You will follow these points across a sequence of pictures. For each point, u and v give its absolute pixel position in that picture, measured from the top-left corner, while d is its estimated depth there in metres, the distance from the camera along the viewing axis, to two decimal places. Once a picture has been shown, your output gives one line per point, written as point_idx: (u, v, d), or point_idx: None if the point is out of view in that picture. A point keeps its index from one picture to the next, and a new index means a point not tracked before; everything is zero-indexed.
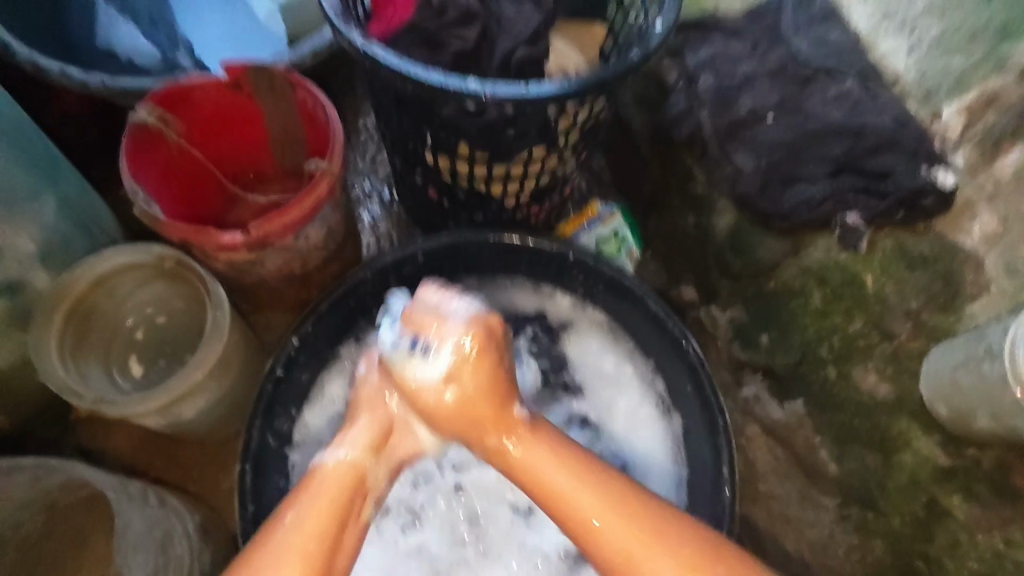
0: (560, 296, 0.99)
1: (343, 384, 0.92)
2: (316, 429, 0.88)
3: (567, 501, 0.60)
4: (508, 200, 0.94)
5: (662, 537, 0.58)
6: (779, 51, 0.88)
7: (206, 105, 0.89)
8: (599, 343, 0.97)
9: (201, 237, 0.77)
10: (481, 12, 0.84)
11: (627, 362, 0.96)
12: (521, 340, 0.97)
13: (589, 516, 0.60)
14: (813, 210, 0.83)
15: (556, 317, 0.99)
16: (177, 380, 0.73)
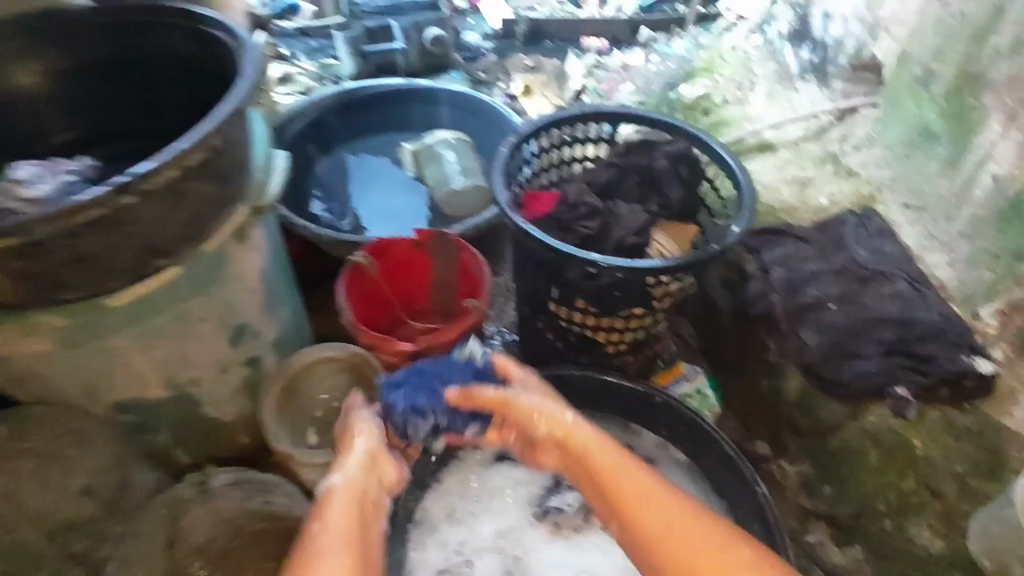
0: (646, 434, 1.16)
1: (456, 479, 1.11)
2: (433, 514, 1.08)
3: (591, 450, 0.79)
4: (610, 347, 1.17)
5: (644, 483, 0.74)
6: (842, 256, 1.12)
7: (396, 256, 1.23)
8: (679, 480, 1.12)
9: (383, 343, 1.06)
10: (603, 210, 1.16)
11: (702, 500, 1.09)
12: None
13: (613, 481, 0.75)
14: (868, 381, 0.99)
15: (642, 453, 1.15)
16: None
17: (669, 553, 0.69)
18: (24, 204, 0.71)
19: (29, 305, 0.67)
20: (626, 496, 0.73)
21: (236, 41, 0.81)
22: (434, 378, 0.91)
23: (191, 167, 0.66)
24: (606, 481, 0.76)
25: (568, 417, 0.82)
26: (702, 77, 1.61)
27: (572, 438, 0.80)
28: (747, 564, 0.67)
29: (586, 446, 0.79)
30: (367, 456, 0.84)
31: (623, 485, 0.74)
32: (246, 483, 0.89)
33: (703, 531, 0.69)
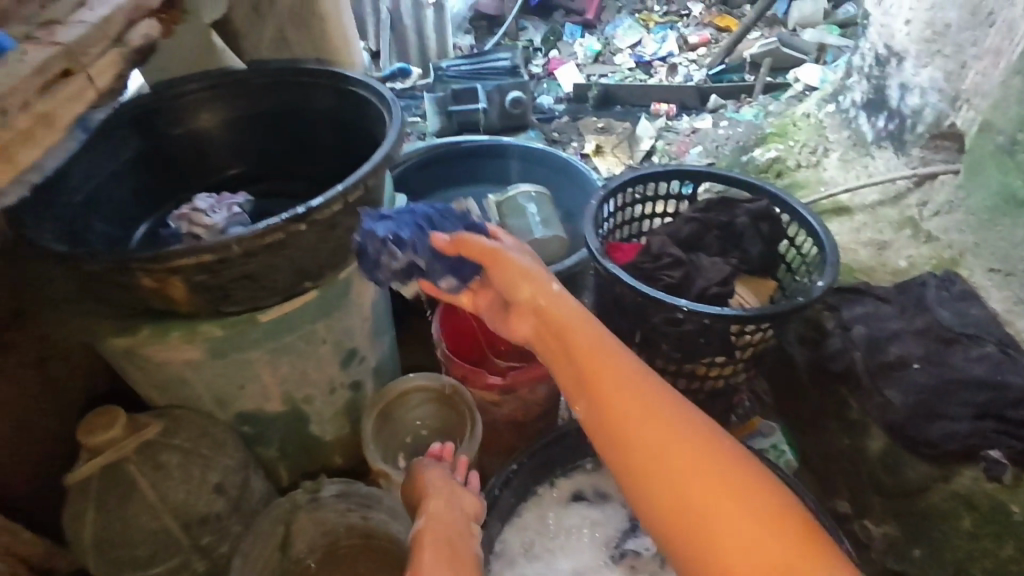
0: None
1: (534, 515, 1.14)
2: (512, 547, 1.10)
3: (569, 327, 0.66)
4: (689, 395, 1.20)
5: (621, 377, 0.61)
6: (924, 317, 1.13)
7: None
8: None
9: (477, 375, 1.13)
10: (686, 261, 1.21)
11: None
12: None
13: (588, 363, 0.63)
14: (958, 441, 0.99)
15: None
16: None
17: (645, 441, 0.58)
18: (207, 232, 0.85)
19: (202, 313, 0.79)
20: (605, 375, 0.62)
21: (383, 102, 0.93)
22: (421, 217, 0.81)
23: (349, 202, 0.77)
24: (583, 360, 0.64)
25: (554, 288, 0.68)
26: (775, 142, 1.67)
27: (556, 310, 0.67)
28: (739, 469, 0.56)
29: (567, 321, 0.66)
30: (448, 488, 0.86)
31: (605, 366, 0.62)
32: (350, 496, 0.94)
33: (686, 430, 0.58)
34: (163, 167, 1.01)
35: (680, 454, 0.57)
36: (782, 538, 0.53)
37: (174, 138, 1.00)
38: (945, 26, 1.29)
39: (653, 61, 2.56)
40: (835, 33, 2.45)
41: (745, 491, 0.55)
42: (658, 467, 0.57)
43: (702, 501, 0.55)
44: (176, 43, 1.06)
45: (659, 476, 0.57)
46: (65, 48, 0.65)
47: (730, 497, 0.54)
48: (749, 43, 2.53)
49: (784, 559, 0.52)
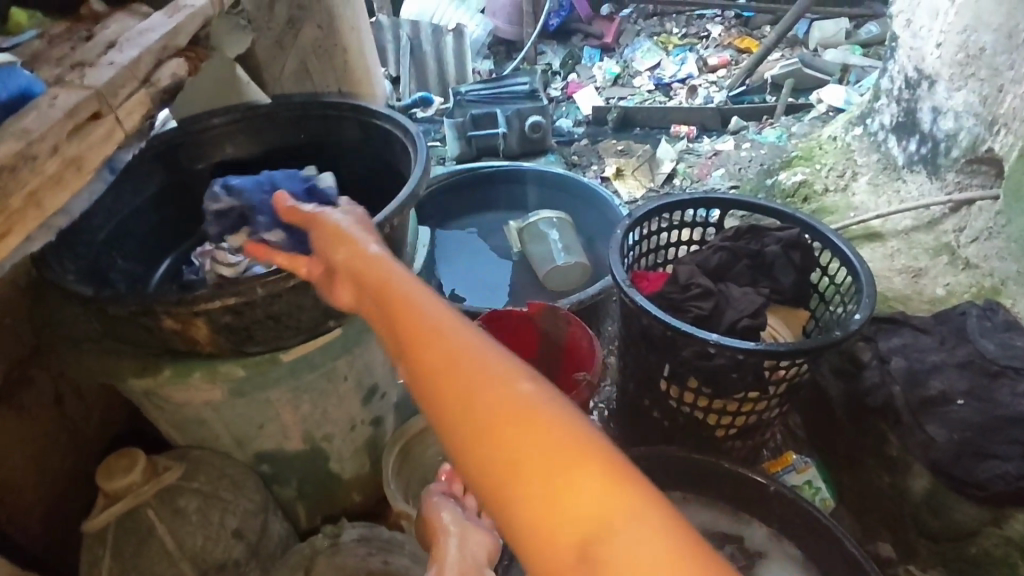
0: (756, 525, 1.12)
1: None
2: None
3: (383, 275, 0.57)
4: (720, 430, 1.16)
5: (424, 316, 0.50)
6: (965, 348, 1.07)
7: (509, 327, 1.28)
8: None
9: None
10: (716, 291, 1.17)
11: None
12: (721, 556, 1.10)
13: (391, 308, 0.53)
14: (1010, 483, 0.94)
15: (753, 545, 1.11)
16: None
17: (442, 389, 0.47)
18: (234, 271, 0.83)
19: (222, 354, 0.78)
20: (406, 322, 0.51)
21: (406, 135, 0.92)
22: (267, 186, 0.87)
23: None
24: (387, 310, 0.53)
25: (372, 251, 0.59)
26: (801, 165, 1.64)
27: (369, 268, 0.57)
28: (544, 401, 0.44)
29: (380, 277, 0.56)
30: (458, 534, 0.69)
31: (409, 313, 0.51)
32: (375, 540, 0.93)
33: (488, 370, 0.46)
34: (187, 202, 1.01)
35: (474, 397, 0.45)
36: (589, 485, 0.40)
37: (199, 174, 1.00)
38: (979, 49, 1.26)
39: (673, 84, 2.55)
40: (857, 53, 2.42)
41: (547, 435, 0.42)
42: (452, 418, 0.45)
43: (501, 444, 0.43)
44: (201, 79, 1.05)
45: (455, 426, 0.45)
46: (97, 90, 0.65)
47: (530, 446, 0.42)
48: (770, 64, 2.51)
49: (595, 513, 0.39)
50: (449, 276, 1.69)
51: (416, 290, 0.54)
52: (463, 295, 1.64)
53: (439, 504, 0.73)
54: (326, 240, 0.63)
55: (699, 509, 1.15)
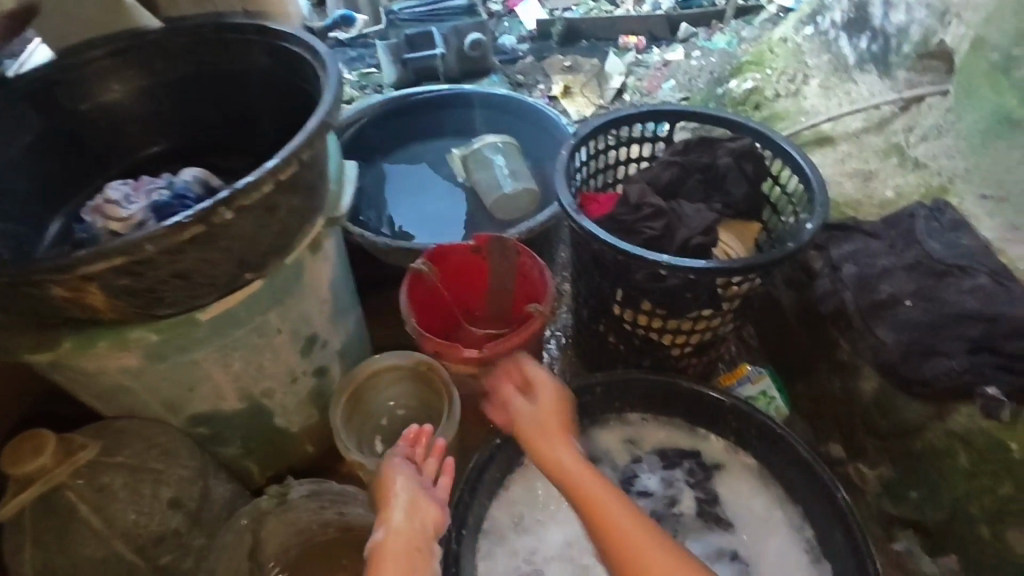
0: (714, 439, 1.13)
1: (522, 487, 1.11)
2: (500, 522, 1.07)
3: (555, 455, 0.86)
4: (674, 349, 1.16)
5: (591, 477, 0.83)
6: (915, 251, 1.06)
7: (455, 262, 1.23)
8: (748, 487, 1.09)
9: (448, 350, 1.05)
10: (667, 209, 1.13)
11: (773, 502, 1.07)
12: (679, 471, 1.11)
13: (575, 484, 0.83)
14: (953, 378, 0.93)
15: (710, 457, 1.12)
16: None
17: (615, 547, 0.78)
18: (125, 226, 0.75)
19: (128, 320, 0.71)
20: (566, 478, 0.84)
21: (316, 59, 0.82)
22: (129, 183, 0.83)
23: (282, 182, 0.69)
24: (579, 494, 0.82)
25: (565, 451, 0.86)
26: (752, 71, 1.57)
27: (558, 464, 0.85)
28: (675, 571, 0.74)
29: (569, 458, 0.86)
30: (407, 498, 0.79)
31: (556, 463, 0.85)
32: (321, 494, 0.90)
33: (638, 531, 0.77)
34: (74, 149, 0.91)
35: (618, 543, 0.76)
36: None
37: (90, 115, 0.91)
38: None
39: None
40: None
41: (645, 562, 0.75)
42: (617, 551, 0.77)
43: None
44: (71, 5, 0.93)
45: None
46: None
47: None
48: None
49: None
50: (396, 211, 1.60)
51: (590, 477, 0.83)
52: (412, 231, 1.56)
53: (396, 467, 0.83)
54: (542, 421, 0.90)
55: (658, 429, 1.16)
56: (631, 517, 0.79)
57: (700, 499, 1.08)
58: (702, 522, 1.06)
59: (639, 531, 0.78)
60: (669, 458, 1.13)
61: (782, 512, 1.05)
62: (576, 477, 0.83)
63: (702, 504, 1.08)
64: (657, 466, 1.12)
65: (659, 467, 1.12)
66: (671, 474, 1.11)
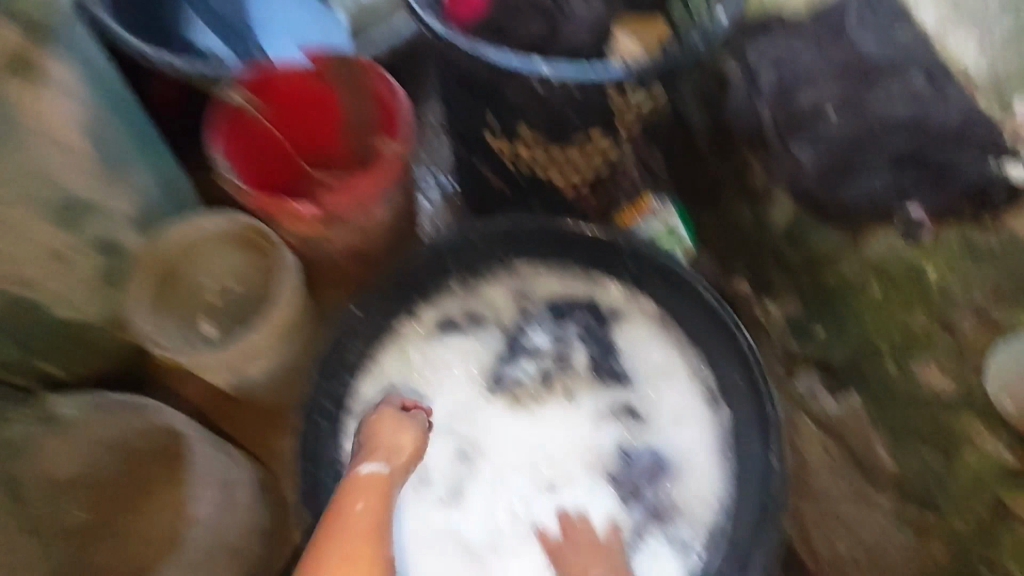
0: (612, 286, 0.93)
1: (396, 362, 0.93)
2: (368, 403, 0.90)
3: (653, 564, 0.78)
4: (567, 188, 0.93)
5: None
6: (844, 47, 0.89)
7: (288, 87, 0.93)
8: (648, 332, 0.91)
9: (278, 206, 0.85)
10: (549, 7, 0.89)
11: (675, 351, 0.90)
12: (572, 325, 0.93)
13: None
14: (874, 200, 0.84)
15: (606, 305, 0.93)
16: (264, 328, 0.83)
17: None
18: None
19: None
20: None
21: None
22: None
23: None
24: None
25: None
26: None
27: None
28: None
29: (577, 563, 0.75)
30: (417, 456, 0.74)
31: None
32: (105, 405, 0.80)
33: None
34: None
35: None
36: None
37: None
38: None
39: None
40: None
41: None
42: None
43: None
44: None
45: None
46: None
47: None
48: None
49: None
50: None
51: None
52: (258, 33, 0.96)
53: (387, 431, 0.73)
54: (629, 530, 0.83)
55: (551, 281, 0.95)
56: None
57: (593, 356, 0.91)
58: (595, 381, 0.90)
59: None
60: (561, 313, 0.93)
61: (689, 362, 0.89)
62: None
63: (594, 361, 0.91)
64: (547, 321, 0.94)
65: (550, 322, 0.94)
66: (562, 330, 0.93)
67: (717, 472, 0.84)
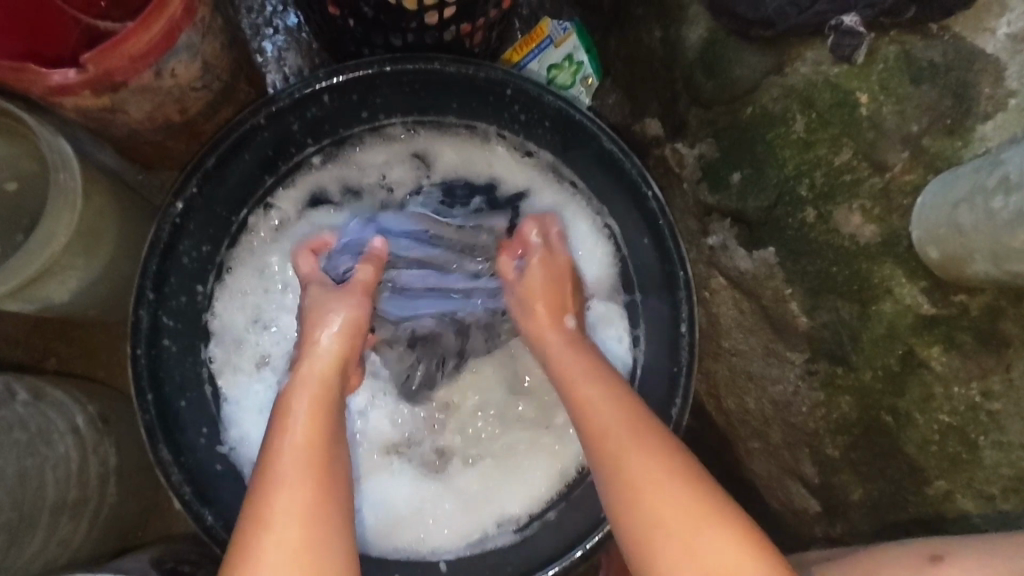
0: (500, 148, 0.80)
1: (253, 274, 0.78)
2: (233, 320, 0.77)
3: (563, 363, 0.65)
4: (431, 16, 0.71)
5: (598, 368, 0.63)
6: None
7: None
8: (563, 218, 0.81)
9: (23, 78, 0.60)
10: None
11: (586, 230, 0.80)
12: (462, 210, 0.81)
13: (575, 395, 0.61)
14: (804, 11, 0.64)
15: (511, 187, 0.82)
16: (38, 245, 0.61)
17: (588, 423, 0.59)
18: None
19: None
20: (578, 388, 0.62)
21: None
22: None
23: None
24: (567, 381, 0.63)
25: (600, 387, 0.61)
26: None
27: (573, 375, 0.63)
28: (633, 435, 0.56)
29: (567, 342, 0.68)
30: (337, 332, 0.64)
31: (586, 401, 0.60)
32: None
33: (627, 427, 0.57)
34: None
35: (634, 406, 0.59)
36: (680, 529, 0.51)
37: None
38: None
39: None
40: None
41: (637, 409, 0.59)
42: (646, 523, 0.52)
43: (627, 487, 0.54)
44: None
45: (601, 457, 0.57)
46: None
47: (622, 475, 0.55)
48: None
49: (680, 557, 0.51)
50: None
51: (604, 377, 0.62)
52: None
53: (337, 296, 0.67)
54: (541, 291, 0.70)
55: (437, 142, 0.81)
56: (622, 418, 0.58)
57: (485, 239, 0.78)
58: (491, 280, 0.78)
59: (615, 412, 0.58)
60: (455, 195, 0.82)
61: (592, 234, 0.80)
62: (590, 373, 0.62)
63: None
64: (435, 201, 0.81)
65: (437, 202, 0.81)
66: (450, 215, 0.81)
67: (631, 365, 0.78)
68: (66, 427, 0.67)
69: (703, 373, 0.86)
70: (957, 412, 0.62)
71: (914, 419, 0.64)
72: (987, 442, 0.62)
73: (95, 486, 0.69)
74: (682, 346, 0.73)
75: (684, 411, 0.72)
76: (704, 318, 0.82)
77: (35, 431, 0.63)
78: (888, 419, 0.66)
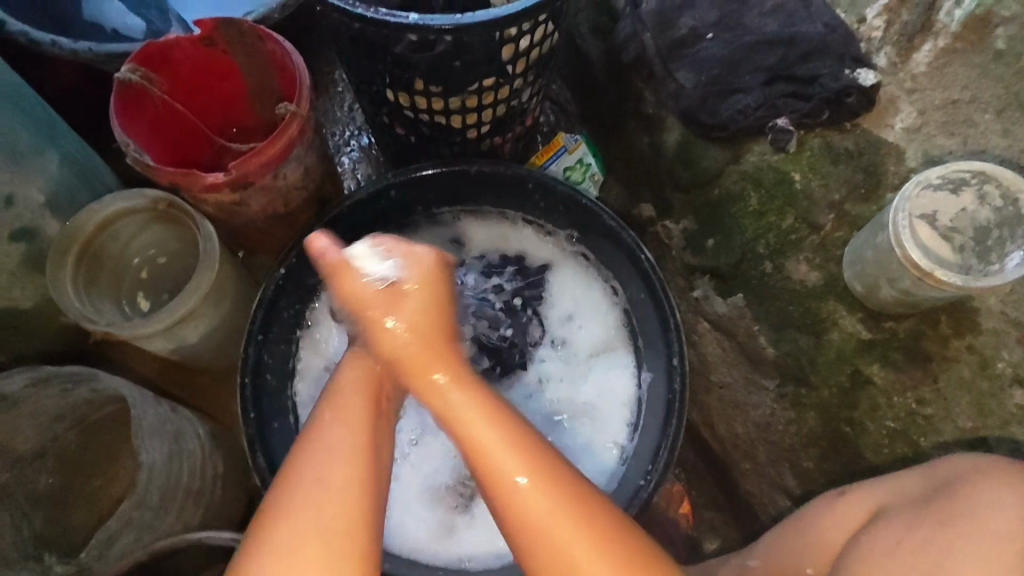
0: (524, 229, 1.02)
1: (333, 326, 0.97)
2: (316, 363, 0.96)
3: (433, 400, 0.56)
4: (470, 131, 0.95)
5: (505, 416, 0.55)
6: None
7: (160, 48, 0.90)
8: (578, 286, 1.00)
9: (188, 179, 0.85)
10: None
11: (593, 291, 0.99)
12: (498, 279, 1.01)
13: (466, 433, 0.54)
14: (748, 117, 0.86)
15: (534, 260, 1.01)
16: (189, 293, 0.84)
17: (496, 498, 0.52)
18: None
19: None
20: (470, 414, 0.55)
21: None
22: None
23: None
24: (448, 419, 0.56)
25: (454, 387, 0.57)
26: None
27: (430, 392, 0.57)
28: (562, 482, 0.53)
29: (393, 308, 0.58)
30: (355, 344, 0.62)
31: (472, 433, 0.54)
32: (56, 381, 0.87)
33: (532, 469, 0.52)
34: None
35: (530, 448, 0.53)
36: None
37: None
38: None
39: None
40: None
41: (544, 453, 0.53)
42: None
43: (529, 533, 0.51)
44: None
45: (506, 516, 0.52)
46: None
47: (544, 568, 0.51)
48: None
49: None
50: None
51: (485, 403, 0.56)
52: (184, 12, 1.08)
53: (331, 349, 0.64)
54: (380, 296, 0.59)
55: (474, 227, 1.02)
56: (518, 457, 0.53)
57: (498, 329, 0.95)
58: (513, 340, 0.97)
59: (514, 433, 0.54)
60: (491, 267, 1.01)
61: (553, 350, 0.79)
62: (439, 387, 0.56)
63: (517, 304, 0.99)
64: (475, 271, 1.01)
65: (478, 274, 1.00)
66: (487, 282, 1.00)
67: (636, 400, 0.92)
68: (194, 433, 0.86)
69: (697, 407, 1.01)
70: (900, 418, 0.77)
71: (866, 426, 0.79)
72: (927, 442, 0.76)
73: (208, 482, 0.86)
74: (676, 374, 0.86)
75: (680, 428, 0.85)
76: (695, 358, 0.99)
77: (176, 432, 0.82)
78: (846, 429, 0.80)
